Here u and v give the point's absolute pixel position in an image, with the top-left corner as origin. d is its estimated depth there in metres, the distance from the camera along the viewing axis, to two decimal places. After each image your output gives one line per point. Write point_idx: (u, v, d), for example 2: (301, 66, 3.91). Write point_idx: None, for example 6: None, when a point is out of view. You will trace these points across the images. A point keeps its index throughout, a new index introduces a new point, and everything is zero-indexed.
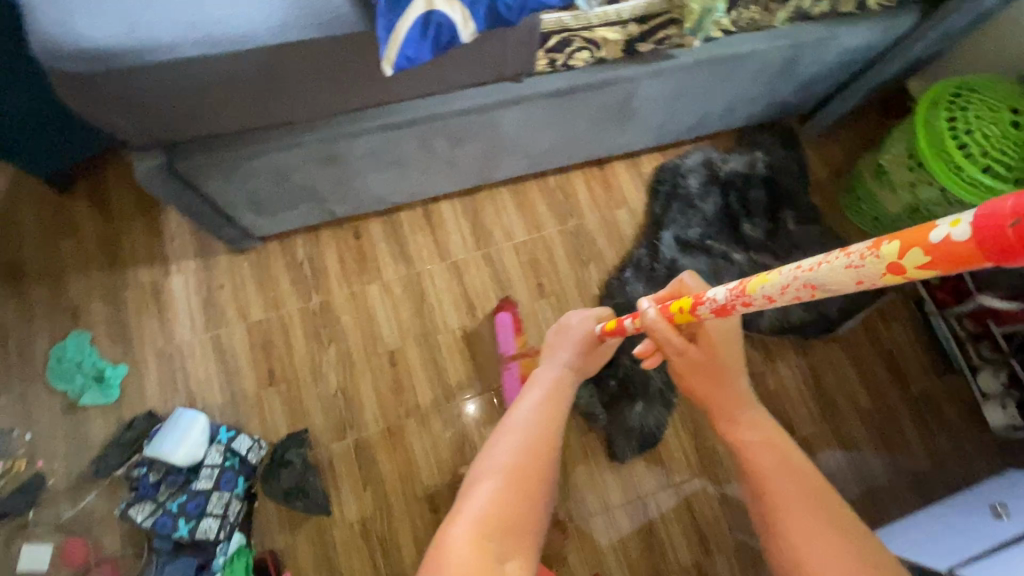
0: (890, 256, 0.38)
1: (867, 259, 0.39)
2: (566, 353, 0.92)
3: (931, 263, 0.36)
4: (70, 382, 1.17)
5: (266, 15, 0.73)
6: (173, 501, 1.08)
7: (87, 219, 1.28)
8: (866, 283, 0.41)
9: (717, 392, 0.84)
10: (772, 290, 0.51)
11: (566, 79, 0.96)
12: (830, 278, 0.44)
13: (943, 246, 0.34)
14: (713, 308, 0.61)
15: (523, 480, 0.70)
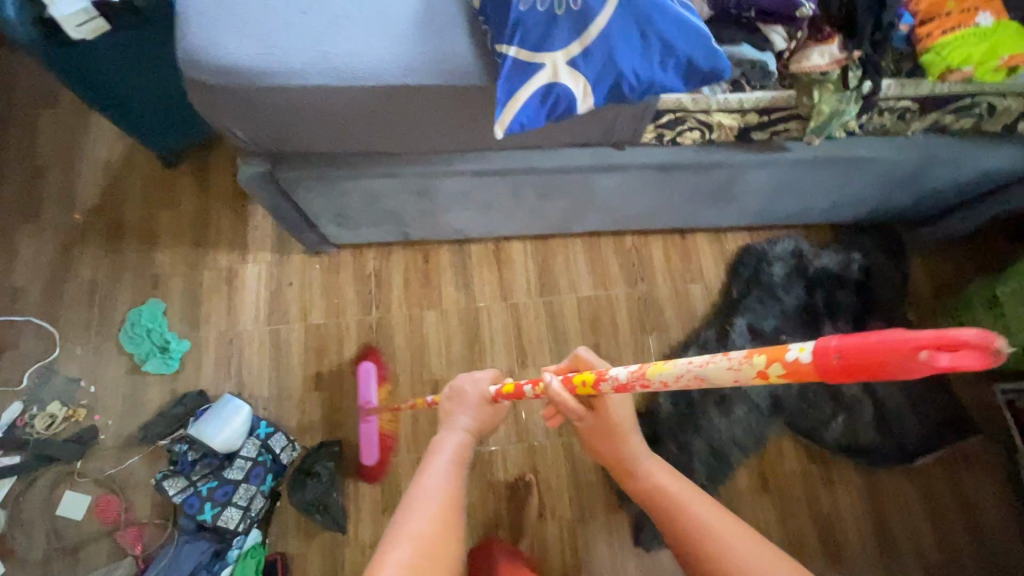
0: (759, 366, 0.40)
1: (743, 365, 0.42)
2: (466, 419, 0.81)
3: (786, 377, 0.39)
4: (138, 346, 1.24)
5: (391, 57, 0.75)
6: (204, 483, 1.11)
7: (185, 196, 1.36)
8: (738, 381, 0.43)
9: (613, 454, 0.78)
10: (667, 380, 0.49)
11: (670, 154, 0.92)
12: (715, 376, 0.44)
13: (794, 367, 0.38)
14: (613, 386, 0.56)
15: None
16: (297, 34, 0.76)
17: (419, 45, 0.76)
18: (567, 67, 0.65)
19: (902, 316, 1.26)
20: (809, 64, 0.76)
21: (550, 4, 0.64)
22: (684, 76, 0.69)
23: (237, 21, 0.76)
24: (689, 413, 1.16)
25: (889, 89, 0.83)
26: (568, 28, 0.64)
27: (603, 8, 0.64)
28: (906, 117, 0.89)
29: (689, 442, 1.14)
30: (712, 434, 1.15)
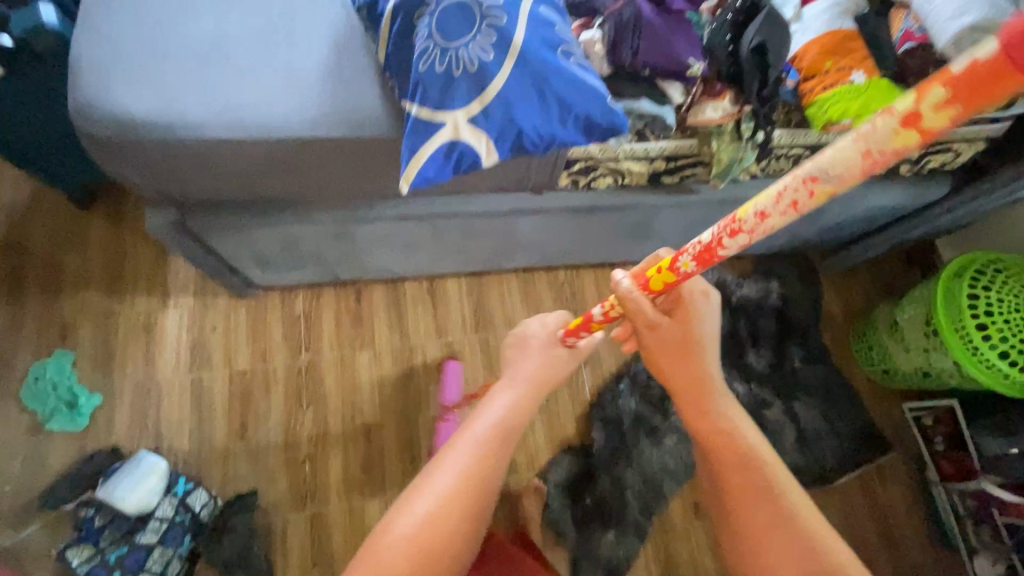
0: (906, 112, 0.34)
1: (882, 121, 0.35)
2: (530, 370, 0.80)
3: (950, 102, 0.32)
4: (42, 403, 1.15)
5: (299, 110, 0.75)
6: (113, 550, 1.04)
7: (98, 239, 1.29)
8: (875, 155, 0.37)
9: (687, 376, 0.69)
10: (767, 204, 0.45)
11: (587, 198, 0.95)
12: (838, 162, 0.39)
13: (965, 78, 0.31)
14: (695, 254, 0.55)
15: (450, 517, 0.61)
16: (201, 87, 0.74)
17: (327, 97, 0.76)
18: (468, 123, 0.67)
19: (818, 341, 1.34)
20: (703, 117, 0.81)
21: (448, 64, 0.66)
22: (584, 131, 0.71)
23: (134, 72, 0.74)
24: (621, 445, 1.19)
25: (781, 138, 0.88)
26: (467, 87, 0.66)
27: (500, 69, 0.66)
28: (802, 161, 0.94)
29: (622, 475, 1.16)
30: (644, 464, 1.18)
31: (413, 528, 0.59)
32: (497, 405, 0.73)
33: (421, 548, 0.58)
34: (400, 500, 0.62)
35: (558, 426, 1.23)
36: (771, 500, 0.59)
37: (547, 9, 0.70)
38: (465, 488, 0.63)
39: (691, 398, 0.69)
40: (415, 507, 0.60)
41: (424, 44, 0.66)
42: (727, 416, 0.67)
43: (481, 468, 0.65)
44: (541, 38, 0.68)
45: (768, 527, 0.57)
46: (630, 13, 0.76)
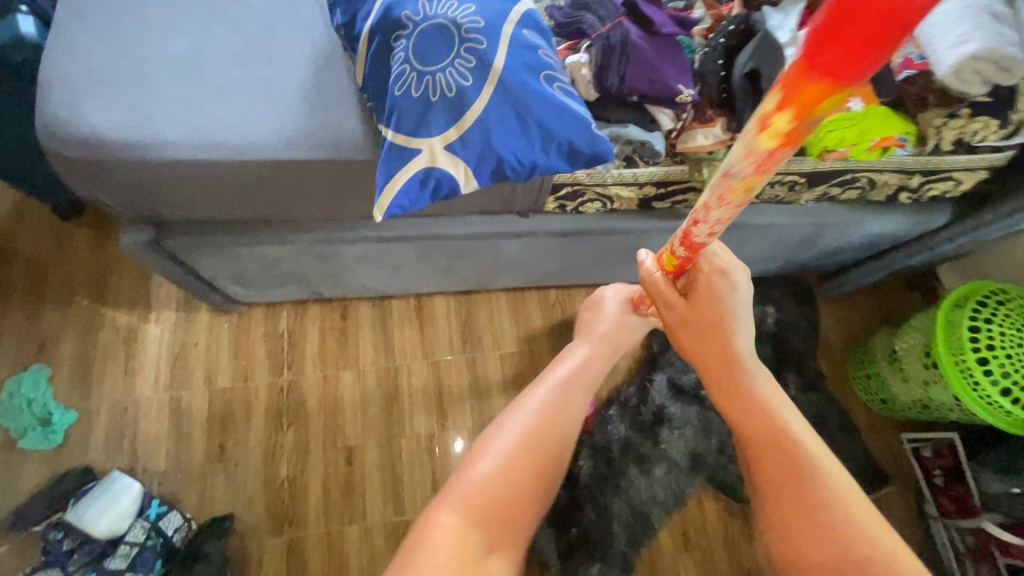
0: (760, 120, 0.37)
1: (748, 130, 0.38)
2: (599, 332, 0.88)
3: (786, 107, 0.34)
4: (15, 419, 1.12)
5: (275, 131, 0.73)
6: (81, 574, 1.01)
7: (79, 251, 1.27)
8: (759, 155, 0.39)
9: (713, 356, 0.64)
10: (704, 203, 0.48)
11: (575, 222, 0.93)
12: (733, 165, 0.42)
13: (786, 84, 0.33)
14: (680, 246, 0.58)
15: (527, 455, 0.68)
16: (174, 106, 0.72)
17: (304, 118, 0.74)
18: (445, 151, 0.65)
19: (814, 368, 1.31)
20: (695, 144, 0.78)
21: (424, 90, 0.63)
22: (568, 158, 0.69)
23: (104, 90, 0.72)
24: (609, 472, 1.15)
25: None
26: (445, 114, 0.64)
27: (479, 95, 0.64)
28: (796, 188, 0.92)
29: (609, 504, 1.13)
30: (633, 493, 1.14)
31: (495, 461, 0.66)
32: (566, 367, 0.82)
33: (503, 480, 0.65)
34: (480, 439, 0.70)
35: None
36: (812, 490, 0.55)
37: (531, 32, 0.68)
38: (537, 434, 0.70)
39: (721, 380, 0.64)
40: (496, 443, 0.68)
41: (400, 68, 0.64)
42: (765, 398, 0.61)
43: (553, 417, 0.73)
44: (523, 62, 0.65)
45: (807, 520, 0.53)
46: (618, 37, 0.73)
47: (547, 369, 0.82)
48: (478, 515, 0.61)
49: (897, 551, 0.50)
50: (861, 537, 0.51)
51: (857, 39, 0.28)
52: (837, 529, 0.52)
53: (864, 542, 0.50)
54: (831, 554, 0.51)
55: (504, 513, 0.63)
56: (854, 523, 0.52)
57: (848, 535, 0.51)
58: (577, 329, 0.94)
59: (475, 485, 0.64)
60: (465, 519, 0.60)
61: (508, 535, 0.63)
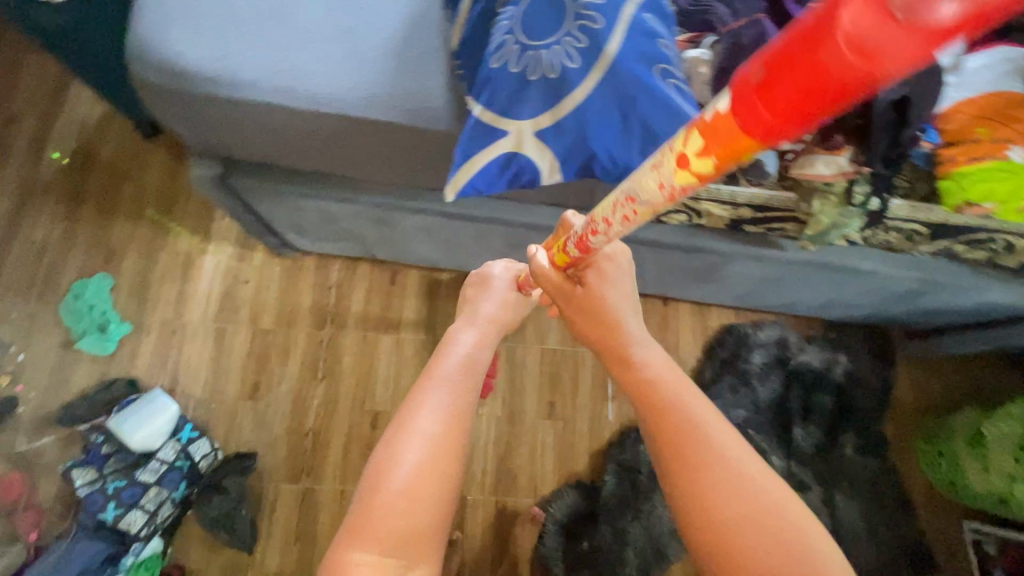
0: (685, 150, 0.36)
1: (665, 156, 0.37)
2: (487, 310, 0.73)
3: (706, 148, 0.34)
4: (77, 321, 1.19)
5: (356, 84, 0.68)
6: (114, 480, 1.06)
7: (154, 170, 1.29)
8: (665, 186, 0.39)
9: (604, 337, 0.64)
10: (609, 212, 0.47)
11: (655, 233, 0.86)
12: (642, 185, 0.41)
13: (714, 126, 0.32)
14: (577, 244, 0.57)
15: (446, 457, 0.53)
16: (258, 43, 0.69)
17: (387, 76, 0.69)
18: (534, 137, 0.58)
19: (876, 431, 1.19)
20: (812, 171, 0.70)
21: (524, 66, 0.57)
22: None
23: (193, 17, 0.69)
24: (632, 493, 1.10)
25: (898, 210, 0.75)
26: (542, 97, 0.57)
27: (583, 81, 0.57)
28: (914, 238, 0.81)
29: (626, 527, 1.08)
30: (652, 522, 1.08)
31: (408, 482, 0.51)
32: (466, 341, 0.66)
33: (420, 499, 0.51)
34: (377, 452, 0.53)
35: (567, 456, 1.17)
36: (713, 460, 0.51)
37: (653, 17, 0.59)
38: (453, 430, 0.55)
39: (615, 351, 0.63)
40: (400, 460, 0.52)
41: (501, 38, 0.58)
42: (659, 373, 0.59)
43: (466, 395, 0.59)
44: (639, 51, 0.57)
45: (715, 495, 0.50)
46: (751, 35, 0.64)
47: (437, 354, 0.64)
48: (399, 547, 0.49)
49: (796, 520, 0.49)
50: (763, 511, 0.49)
51: (794, 95, 0.26)
52: (743, 507, 0.49)
53: (767, 514, 0.49)
54: (741, 532, 0.48)
55: (437, 529, 0.52)
56: (756, 496, 0.49)
57: (748, 508, 0.49)
58: (457, 310, 0.76)
59: (385, 518, 0.49)
60: (387, 556, 0.49)
61: (437, 547, 0.52)
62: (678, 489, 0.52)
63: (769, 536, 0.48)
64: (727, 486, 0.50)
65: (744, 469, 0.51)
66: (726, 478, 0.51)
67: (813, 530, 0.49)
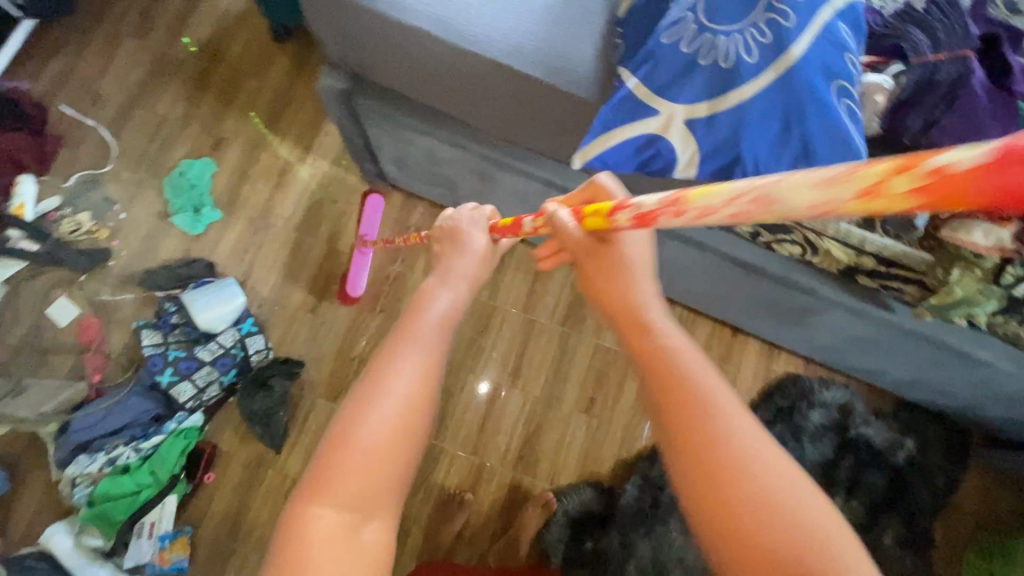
0: (878, 181, 0.25)
1: (852, 176, 0.25)
2: (467, 268, 0.68)
3: (916, 194, 0.24)
4: (176, 196, 1.26)
5: (506, 32, 0.66)
6: (174, 350, 1.13)
7: (276, 74, 1.34)
8: (820, 210, 0.27)
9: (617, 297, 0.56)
10: (709, 203, 0.33)
11: (760, 257, 0.82)
12: (792, 191, 0.28)
13: (944, 176, 0.23)
14: (631, 216, 0.41)
15: (414, 414, 0.50)
16: None
17: (539, 30, 0.67)
18: (683, 125, 0.56)
19: (923, 528, 1.11)
20: (965, 239, 0.64)
21: (697, 49, 0.54)
22: None
23: None
24: (651, 509, 1.07)
25: None
26: (704, 86, 0.54)
27: (754, 80, 0.53)
28: None
29: (635, 541, 1.05)
30: (662, 546, 1.04)
31: (376, 439, 0.48)
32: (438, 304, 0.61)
33: (385, 455, 0.48)
34: (343, 408, 0.50)
35: (593, 454, 1.15)
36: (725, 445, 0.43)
37: (847, 28, 0.54)
38: (424, 392, 0.51)
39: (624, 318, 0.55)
40: (366, 420, 0.48)
41: (680, 14, 0.54)
42: (678, 348, 0.49)
43: (440, 353, 0.56)
44: (825, 60, 0.53)
45: (719, 479, 0.41)
46: (948, 74, 0.58)
47: (413, 310, 0.60)
48: (357, 503, 0.47)
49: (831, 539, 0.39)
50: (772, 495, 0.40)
51: None
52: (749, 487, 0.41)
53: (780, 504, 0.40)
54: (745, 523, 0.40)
55: (398, 489, 0.49)
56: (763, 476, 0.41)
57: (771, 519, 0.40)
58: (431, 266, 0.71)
59: (351, 468, 0.47)
60: (344, 511, 0.46)
61: (395, 506, 0.49)
62: (682, 471, 0.44)
63: (780, 532, 0.39)
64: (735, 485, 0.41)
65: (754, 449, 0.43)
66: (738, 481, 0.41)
67: (843, 535, 0.39)
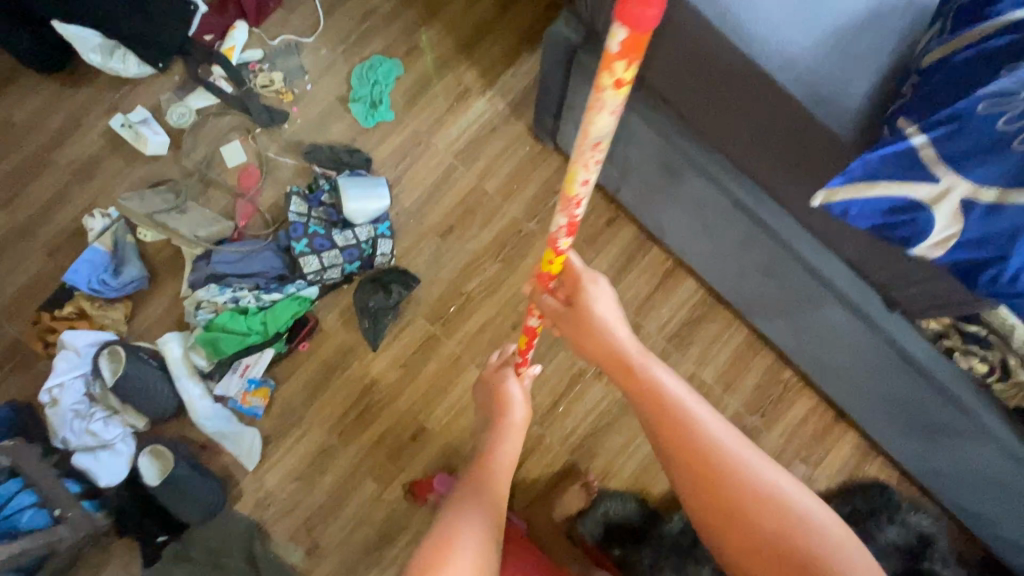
0: (614, 84, 0.45)
1: (605, 97, 0.47)
2: (518, 415, 0.92)
3: (628, 63, 0.43)
4: (359, 86, 1.32)
5: (783, 42, 0.65)
6: (315, 225, 1.21)
7: (486, 3, 1.35)
8: (616, 109, 0.48)
9: (601, 348, 0.73)
10: (580, 176, 0.55)
11: (930, 355, 0.80)
12: (598, 128, 0.49)
13: (624, 48, 0.42)
14: (566, 235, 0.63)
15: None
16: None
17: (819, 53, 0.65)
18: (961, 202, 0.52)
19: None
20: None
21: (1019, 129, 0.50)
22: None
23: None
24: (690, 548, 1.05)
25: None
26: (1003, 169, 0.50)
27: None
28: None
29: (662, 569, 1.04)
30: None
31: None
32: (477, 488, 0.79)
33: None
34: None
35: (649, 474, 1.14)
36: (730, 477, 0.60)
37: None
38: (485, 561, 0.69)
39: (616, 370, 0.71)
40: None
41: (1011, 86, 0.51)
42: (673, 393, 0.66)
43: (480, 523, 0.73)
44: None
45: (729, 502, 0.59)
46: None
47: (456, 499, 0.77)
48: None
49: (825, 533, 0.57)
50: (772, 501, 0.58)
51: None
52: (755, 501, 0.59)
53: (784, 508, 0.58)
54: (752, 532, 0.58)
55: None
56: (766, 489, 0.59)
57: (776, 524, 0.57)
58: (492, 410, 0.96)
59: None
60: None
61: None
62: (701, 506, 0.61)
63: (782, 535, 0.57)
64: (744, 505, 0.59)
65: (745, 474, 0.60)
66: (739, 504, 0.59)
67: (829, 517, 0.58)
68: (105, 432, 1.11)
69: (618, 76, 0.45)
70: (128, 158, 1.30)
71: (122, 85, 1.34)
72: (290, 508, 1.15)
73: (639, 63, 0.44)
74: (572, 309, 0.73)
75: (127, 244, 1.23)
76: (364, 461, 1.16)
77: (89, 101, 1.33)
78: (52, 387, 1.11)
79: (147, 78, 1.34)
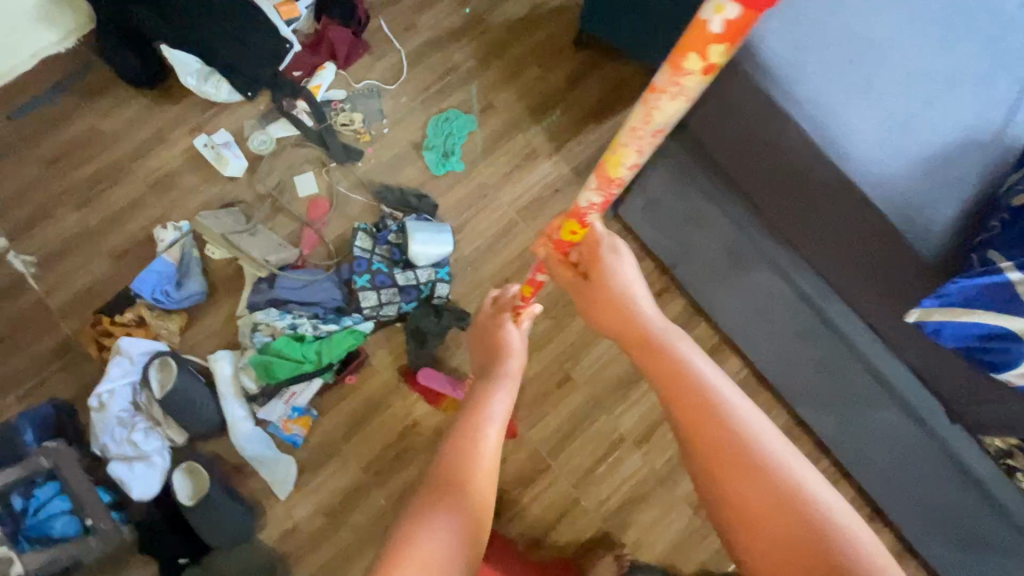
0: (700, 68, 0.45)
1: (684, 81, 0.47)
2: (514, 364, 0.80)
3: (726, 47, 0.43)
4: (433, 135, 1.39)
5: (875, 164, 0.70)
6: (379, 262, 1.25)
7: (561, 74, 1.44)
8: (691, 96, 0.49)
9: (618, 316, 0.68)
10: (631, 159, 0.58)
11: (987, 470, 0.82)
12: (669, 112, 0.51)
13: (722, 32, 0.42)
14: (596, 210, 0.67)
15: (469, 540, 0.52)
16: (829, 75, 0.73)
17: (908, 178, 0.70)
18: None
19: None
20: None
21: None
22: None
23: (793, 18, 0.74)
24: None
25: None
26: None
27: None
28: None
29: None
30: None
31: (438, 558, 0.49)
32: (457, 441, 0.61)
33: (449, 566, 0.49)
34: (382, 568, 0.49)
35: (680, 550, 1.13)
36: (757, 464, 0.50)
37: None
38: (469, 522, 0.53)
39: (633, 338, 0.65)
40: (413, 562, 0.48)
41: None
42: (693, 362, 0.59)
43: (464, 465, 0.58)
44: None
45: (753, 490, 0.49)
46: None
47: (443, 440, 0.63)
48: None
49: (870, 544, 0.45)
50: (804, 497, 0.48)
51: None
52: (783, 492, 0.48)
53: (817, 506, 0.48)
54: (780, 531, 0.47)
55: None
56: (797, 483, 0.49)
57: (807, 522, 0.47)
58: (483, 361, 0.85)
59: None
60: None
61: None
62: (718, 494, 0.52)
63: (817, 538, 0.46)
64: (771, 495, 0.49)
65: (774, 461, 0.50)
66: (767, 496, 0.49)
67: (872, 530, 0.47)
68: (145, 444, 1.10)
69: (704, 60, 0.45)
70: (205, 177, 1.35)
71: (208, 107, 1.41)
72: (315, 543, 1.14)
73: (733, 48, 0.44)
74: (591, 276, 0.72)
75: (193, 259, 1.26)
76: (396, 502, 1.16)
77: (174, 118, 1.39)
78: (102, 391, 1.12)
79: (234, 103, 1.41)
